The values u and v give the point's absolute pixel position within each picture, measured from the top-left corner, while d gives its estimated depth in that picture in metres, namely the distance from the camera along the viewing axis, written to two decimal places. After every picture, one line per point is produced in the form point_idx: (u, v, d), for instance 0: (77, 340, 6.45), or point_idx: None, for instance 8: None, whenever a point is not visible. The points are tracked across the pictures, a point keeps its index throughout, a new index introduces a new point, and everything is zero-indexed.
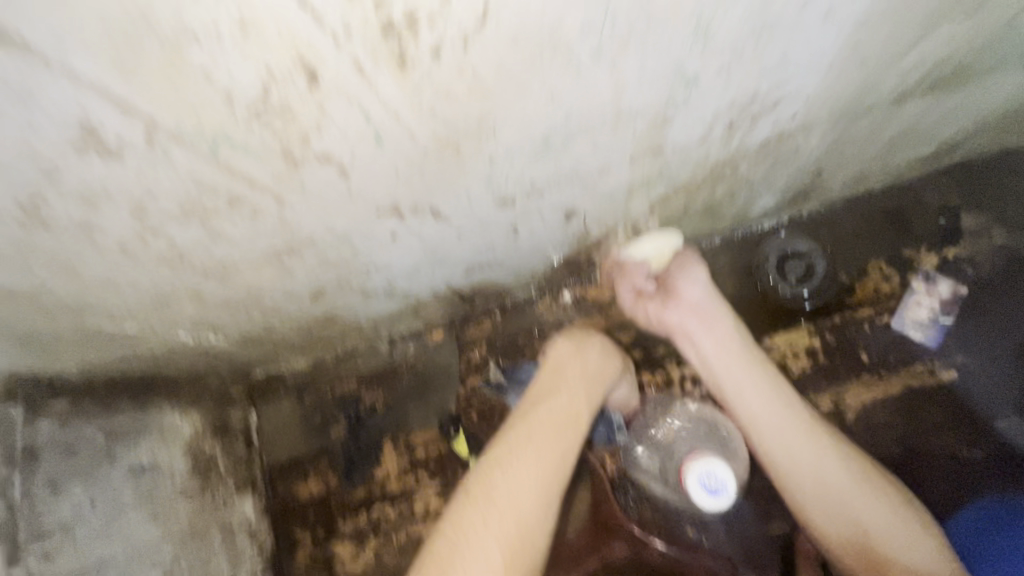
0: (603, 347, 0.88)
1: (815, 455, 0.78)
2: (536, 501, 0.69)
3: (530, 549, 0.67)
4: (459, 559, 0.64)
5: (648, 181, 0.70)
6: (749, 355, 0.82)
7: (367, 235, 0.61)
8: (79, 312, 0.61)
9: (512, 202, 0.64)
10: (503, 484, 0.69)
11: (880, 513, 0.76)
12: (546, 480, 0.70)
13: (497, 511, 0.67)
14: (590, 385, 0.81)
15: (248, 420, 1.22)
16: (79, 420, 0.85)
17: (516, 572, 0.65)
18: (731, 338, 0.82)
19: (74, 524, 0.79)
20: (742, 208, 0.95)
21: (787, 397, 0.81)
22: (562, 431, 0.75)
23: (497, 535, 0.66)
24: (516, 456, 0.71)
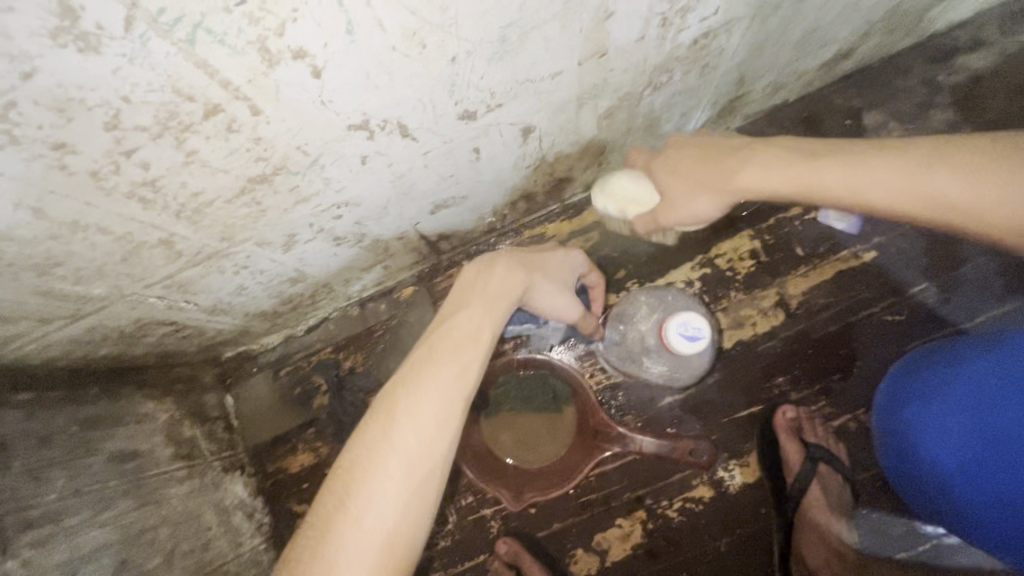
0: (506, 259, 0.81)
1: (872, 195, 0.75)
2: (435, 419, 0.64)
3: (429, 466, 0.63)
4: (357, 478, 0.61)
5: (595, 91, 0.75)
6: (787, 171, 0.81)
7: (338, 158, 0.62)
8: (44, 272, 0.59)
9: (474, 116, 0.67)
10: (402, 415, 0.64)
11: (971, 189, 0.68)
12: (449, 405, 0.66)
13: (393, 430, 0.63)
14: (493, 299, 0.75)
15: (223, 405, 1.20)
16: (47, 411, 0.81)
17: (412, 489, 0.61)
18: (777, 184, 0.81)
19: (61, 513, 0.76)
20: (677, 124, 1.03)
21: (817, 161, 0.78)
22: (461, 348, 0.70)
23: (395, 455, 0.62)
24: (415, 374, 0.67)
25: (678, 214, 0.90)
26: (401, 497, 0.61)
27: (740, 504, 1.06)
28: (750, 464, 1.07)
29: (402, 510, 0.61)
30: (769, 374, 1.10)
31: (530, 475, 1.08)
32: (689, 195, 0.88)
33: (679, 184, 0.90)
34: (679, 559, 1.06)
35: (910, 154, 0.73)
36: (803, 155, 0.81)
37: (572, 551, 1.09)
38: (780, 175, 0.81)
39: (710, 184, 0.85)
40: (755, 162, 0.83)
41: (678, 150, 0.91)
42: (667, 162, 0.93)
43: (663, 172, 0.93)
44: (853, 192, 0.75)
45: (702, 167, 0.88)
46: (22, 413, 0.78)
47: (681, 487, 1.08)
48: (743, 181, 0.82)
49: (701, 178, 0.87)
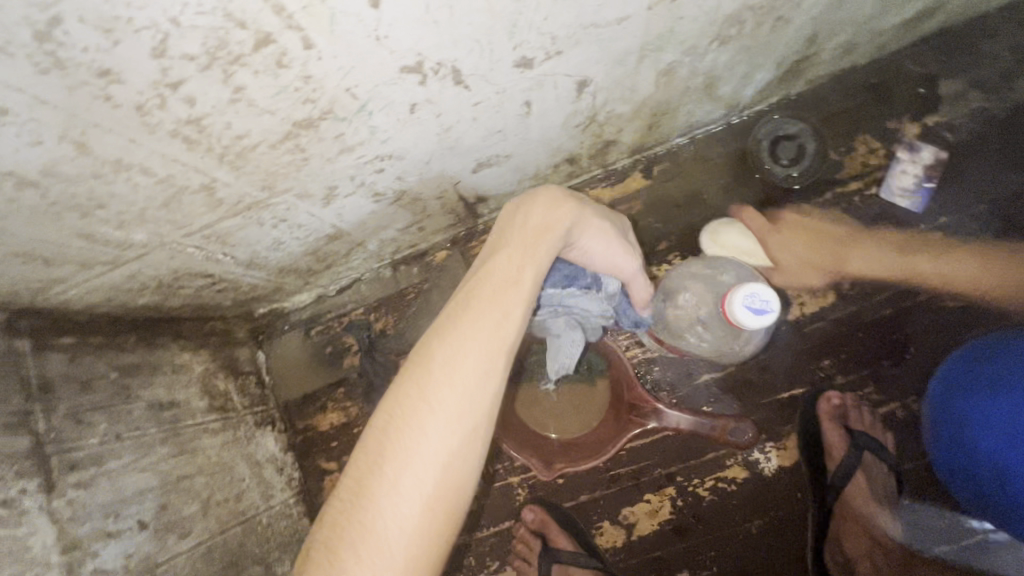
0: (545, 196, 0.70)
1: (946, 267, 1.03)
2: (473, 369, 0.58)
3: (471, 420, 0.57)
4: (392, 434, 0.57)
5: (660, 41, 0.69)
6: (865, 259, 1.06)
7: (387, 104, 0.59)
8: (86, 213, 0.57)
9: (531, 64, 0.63)
10: (437, 372, 0.58)
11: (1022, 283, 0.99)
12: (488, 365, 0.59)
13: (429, 382, 0.58)
14: (534, 242, 0.66)
15: (256, 360, 1.20)
16: (88, 356, 0.82)
17: (452, 444, 0.56)
18: (867, 272, 1.05)
19: (103, 456, 0.77)
20: (737, 85, 0.96)
21: (903, 252, 1.05)
22: (501, 292, 0.62)
23: (432, 409, 0.57)
24: (452, 321, 0.61)
25: (796, 279, 1.07)
26: (441, 453, 0.56)
27: (775, 485, 1.04)
28: (789, 447, 1.04)
29: (442, 466, 0.56)
30: (815, 357, 1.05)
31: (561, 446, 1.06)
32: (822, 272, 1.07)
33: (809, 260, 1.07)
34: (707, 538, 1.05)
35: (934, 252, 1.04)
36: (867, 236, 1.07)
37: (598, 523, 1.09)
38: (873, 265, 1.05)
39: (810, 269, 1.07)
40: (863, 258, 1.06)
41: (796, 229, 1.08)
42: (796, 231, 1.08)
43: (774, 244, 1.06)
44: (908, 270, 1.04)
45: (811, 254, 1.07)
46: (64, 357, 0.78)
47: (713, 467, 1.05)
48: (856, 269, 1.06)
49: (808, 260, 1.07)
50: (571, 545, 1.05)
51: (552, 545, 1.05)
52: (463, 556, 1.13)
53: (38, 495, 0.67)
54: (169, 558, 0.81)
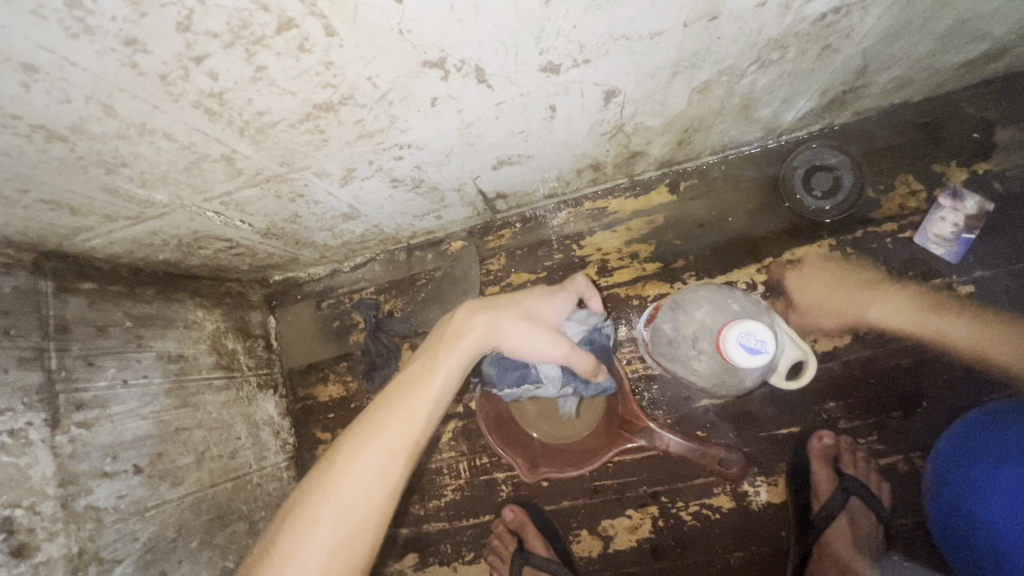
0: (471, 306, 0.79)
1: (945, 323, 1.00)
2: (372, 468, 0.66)
3: (363, 515, 0.64)
4: (292, 522, 0.64)
5: (695, 60, 0.68)
6: (867, 296, 1.03)
7: (408, 96, 0.59)
8: (110, 170, 0.59)
9: (558, 70, 0.62)
10: (340, 467, 0.66)
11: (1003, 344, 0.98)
12: (386, 465, 0.66)
13: (332, 477, 0.66)
14: (449, 349, 0.74)
15: (267, 325, 1.24)
16: (107, 303, 0.86)
17: (342, 536, 0.63)
18: (881, 325, 1.02)
19: (109, 399, 0.81)
20: (776, 110, 0.93)
21: (920, 309, 1.01)
22: (408, 396, 0.70)
23: (330, 503, 0.64)
24: (365, 420, 0.70)
25: (825, 313, 1.04)
26: (330, 545, 0.62)
27: (761, 519, 1.02)
28: (779, 485, 1.02)
29: (329, 558, 0.62)
30: (821, 397, 1.02)
31: (547, 450, 1.06)
32: (848, 317, 1.03)
33: (841, 303, 1.04)
34: (682, 561, 1.05)
35: (927, 296, 1.01)
36: (892, 283, 1.03)
37: (576, 531, 1.09)
38: (886, 321, 1.02)
39: (838, 313, 1.03)
40: (881, 304, 1.02)
41: (823, 263, 1.05)
42: (823, 279, 1.05)
43: (809, 285, 1.05)
44: (917, 323, 1.01)
45: (839, 304, 1.03)
46: (85, 301, 0.82)
47: (699, 493, 1.04)
48: (871, 317, 1.02)
49: (835, 315, 1.03)
50: (544, 551, 1.06)
51: (526, 547, 1.06)
52: (440, 541, 1.15)
53: (42, 430, 0.71)
54: (158, 503, 0.85)
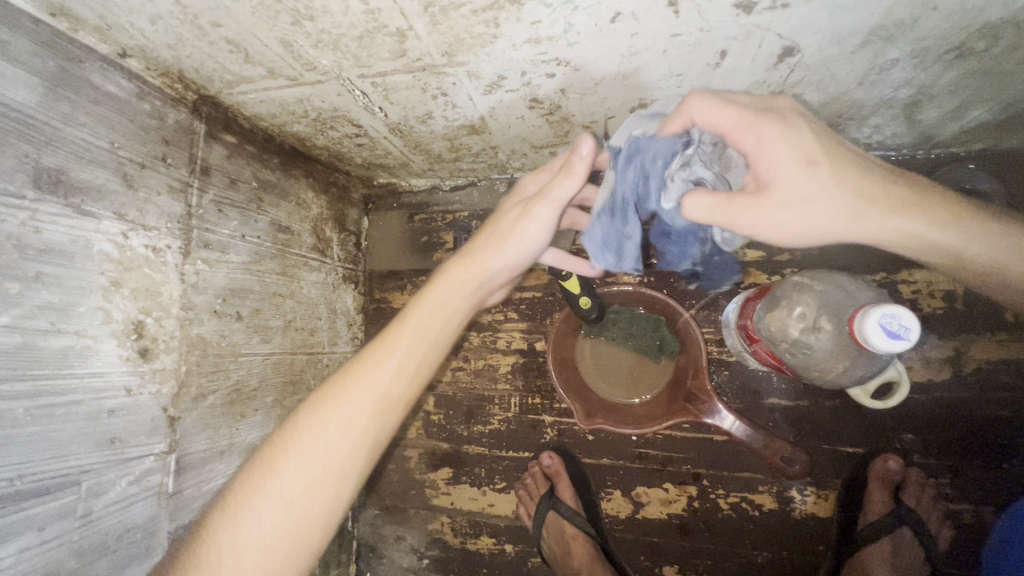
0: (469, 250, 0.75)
1: (933, 232, 0.70)
2: (334, 429, 0.66)
3: (322, 473, 0.64)
4: (250, 493, 0.63)
5: (894, 31, 0.63)
6: (840, 215, 0.67)
7: (594, 4, 0.58)
8: (296, 21, 0.61)
9: (751, 9, 0.59)
10: (303, 434, 0.66)
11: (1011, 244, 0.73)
12: (353, 420, 0.67)
13: (298, 436, 0.66)
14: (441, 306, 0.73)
15: (360, 224, 1.29)
16: (241, 159, 0.91)
17: (298, 493, 0.63)
18: (825, 208, 0.66)
19: (228, 248, 0.87)
20: (946, 114, 0.85)
21: (906, 205, 0.68)
22: (387, 355, 0.70)
23: (287, 467, 0.64)
24: (345, 380, 0.69)
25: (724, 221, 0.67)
26: (288, 501, 0.62)
27: (800, 528, 1.01)
28: (828, 500, 0.99)
29: (290, 513, 0.62)
30: (899, 426, 0.98)
31: (609, 406, 1.07)
32: (794, 203, 0.65)
33: (800, 188, 0.64)
34: (707, 547, 1.05)
35: (981, 227, 0.71)
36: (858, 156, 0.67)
37: (609, 489, 1.11)
38: (853, 186, 0.66)
39: (815, 188, 0.64)
40: (872, 206, 0.67)
41: (774, 155, 0.63)
42: (785, 138, 0.63)
43: (767, 122, 0.63)
44: (897, 229, 0.69)
45: (793, 130, 0.64)
46: (226, 152, 0.87)
47: (742, 486, 1.03)
48: (818, 201, 0.65)
49: (786, 158, 0.63)
50: (571, 501, 1.10)
51: (556, 494, 1.09)
52: (475, 464, 1.20)
53: (175, 255, 0.77)
54: (249, 352, 0.92)
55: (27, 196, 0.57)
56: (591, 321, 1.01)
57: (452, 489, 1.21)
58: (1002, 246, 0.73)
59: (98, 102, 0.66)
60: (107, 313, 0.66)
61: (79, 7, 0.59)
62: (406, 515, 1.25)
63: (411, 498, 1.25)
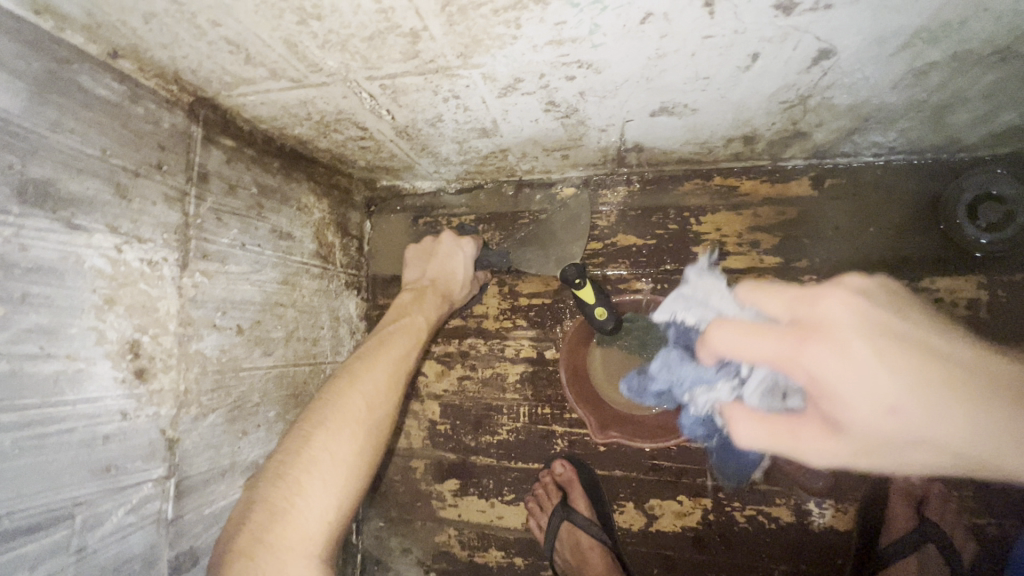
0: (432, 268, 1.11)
1: (982, 443, 0.54)
2: (376, 387, 0.89)
3: (377, 414, 0.87)
4: (321, 439, 0.79)
5: (938, 33, 0.59)
6: (867, 405, 0.56)
7: (625, 5, 0.54)
8: (302, 21, 0.57)
9: (791, 10, 0.55)
10: (348, 393, 0.85)
11: None
12: (391, 378, 0.92)
13: (349, 394, 0.85)
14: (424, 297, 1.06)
15: (362, 227, 1.25)
16: (241, 164, 0.86)
17: (360, 434, 0.83)
18: (937, 448, 0.56)
19: (228, 257, 0.83)
20: (976, 119, 0.82)
21: (958, 403, 0.54)
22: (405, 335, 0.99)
23: (350, 418, 0.83)
24: (376, 353, 0.93)
25: (791, 440, 0.69)
26: (353, 439, 0.81)
27: (819, 541, 0.98)
28: (848, 512, 0.97)
29: (356, 450, 0.81)
30: None
31: (642, 428, 1.01)
32: (895, 441, 0.58)
33: (841, 364, 0.57)
34: (722, 559, 1.03)
35: None
36: (1016, 391, 0.55)
37: (622, 501, 1.08)
38: (1012, 426, 0.53)
39: (857, 372, 0.56)
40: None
41: (823, 329, 0.59)
42: (839, 318, 0.58)
43: (828, 297, 0.60)
44: (964, 461, 0.57)
45: (910, 383, 0.54)
46: (224, 157, 0.83)
47: (759, 498, 1.00)
48: (950, 438, 0.55)
49: (891, 403, 0.55)
50: (586, 512, 1.08)
51: (569, 505, 1.07)
52: (483, 475, 1.17)
53: (173, 268, 0.73)
54: (251, 367, 0.88)
55: (12, 211, 0.53)
56: (607, 331, 0.97)
57: (459, 501, 1.18)
58: None
59: (88, 107, 0.62)
60: (101, 332, 0.62)
61: (65, 5, 0.54)
62: (412, 527, 1.22)
63: (417, 510, 1.22)
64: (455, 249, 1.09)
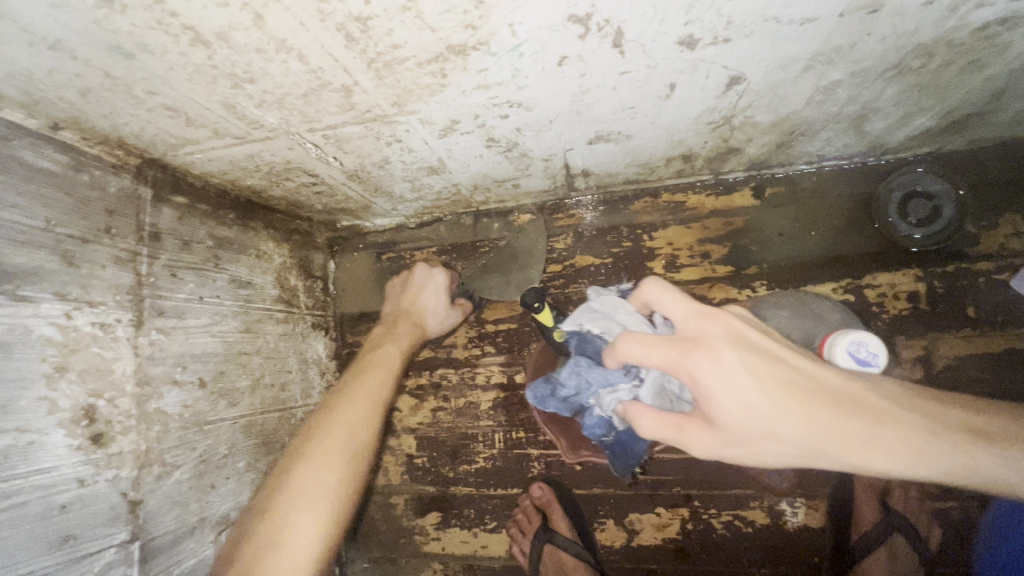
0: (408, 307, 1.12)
1: (815, 432, 0.62)
2: (375, 413, 0.92)
3: (364, 439, 0.88)
4: (319, 463, 0.82)
5: (833, 56, 0.64)
6: (726, 403, 0.61)
7: (541, 51, 0.57)
8: (236, 85, 0.60)
9: (694, 45, 0.59)
10: (341, 419, 0.88)
11: (895, 458, 0.61)
12: (380, 402, 0.95)
13: (342, 421, 0.88)
14: (398, 335, 1.07)
15: (326, 268, 1.26)
16: (194, 219, 0.88)
17: (353, 463, 0.85)
18: (787, 444, 0.62)
19: (185, 312, 0.83)
20: (890, 125, 0.88)
21: (795, 400, 0.61)
22: (379, 371, 0.99)
23: (348, 443, 0.86)
24: (370, 379, 0.97)
25: (677, 442, 0.67)
26: (348, 467, 0.84)
27: (796, 540, 1.00)
28: (819, 509, 0.99)
29: (347, 477, 0.83)
30: None
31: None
32: (751, 440, 0.63)
33: (707, 368, 0.62)
34: (704, 567, 1.04)
35: (879, 443, 0.61)
36: (849, 397, 0.62)
37: (602, 519, 1.09)
38: (840, 428, 0.61)
39: (718, 374, 0.61)
40: (878, 446, 0.61)
41: (698, 338, 0.63)
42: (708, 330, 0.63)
43: (710, 322, 0.64)
44: (808, 451, 0.63)
45: (766, 385, 0.61)
46: (176, 214, 0.84)
47: (733, 503, 1.02)
48: (791, 431, 0.62)
49: (750, 407, 0.61)
50: (568, 532, 1.07)
51: (551, 526, 1.07)
52: (464, 506, 1.17)
53: (127, 329, 0.73)
54: (216, 419, 0.88)
55: None
56: (564, 354, 1.00)
57: (442, 534, 1.18)
58: (900, 459, 0.61)
59: (31, 180, 0.63)
60: (53, 401, 0.62)
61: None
62: (397, 565, 1.21)
63: (401, 547, 1.21)
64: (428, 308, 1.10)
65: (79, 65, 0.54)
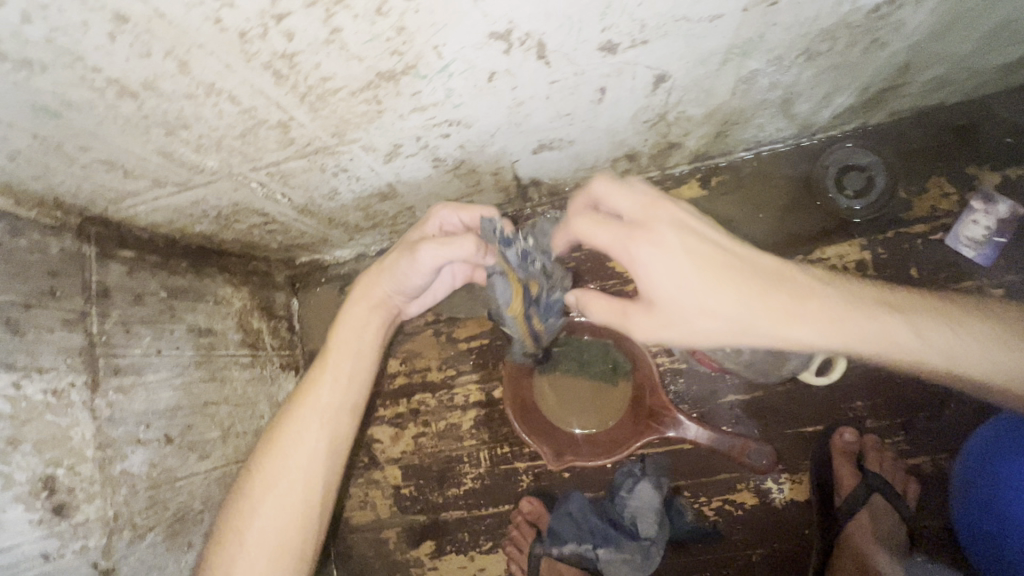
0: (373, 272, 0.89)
1: (745, 309, 0.64)
2: (322, 438, 0.83)
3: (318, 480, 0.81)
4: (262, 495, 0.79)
5: (747, 48, 0.68)
6: (660, 290, 0.64)
7: (469, 69, 0.59)
8: (171, 132, 0.59)
9: (615, 49, 0.62)
10: (290, 446, 0.82)
11: (819, 321, 0.63)
12: (333, 418, 0.85)
13: (297, 446, 0.82)
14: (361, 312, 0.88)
15: (290, 306, 1.24)
16: (144, 272, 0.86)
17: (303, 500, 0.80)
18: (717, 318, 0.64)
19: (143, 367, 0.81)
20: (814, 106, 0.93)
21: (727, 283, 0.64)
22: (345, 382, 0.86)
23: (298, 463, 0.81)
24: (316, 390, 0.86)
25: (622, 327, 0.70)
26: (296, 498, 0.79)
27: (786, 516, 1.02)
28: (803, 482, 1.01)
29: (294, 509, 0.79)
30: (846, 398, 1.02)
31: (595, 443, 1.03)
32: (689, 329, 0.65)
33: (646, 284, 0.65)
34: (702, 557, 1.05)
35: (803, 307, 0.63)
36: (775, 273, 0.65)
37: None
38: (768, 300, 0.63)
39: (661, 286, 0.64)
40: (797, 315, 0.63)
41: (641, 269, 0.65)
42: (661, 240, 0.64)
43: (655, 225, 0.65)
44: (744, 327, 0.64)
45: (696, 265, 0.64)
46: (124, 269, 0.82)
47: (722, 488, 1.04)
48: (724, 307, 0.63)
49: (676, 289, 0.64)
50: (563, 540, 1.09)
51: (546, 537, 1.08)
52: (457, 530, 1.15)
53: (82, 392, 0.71)
54: (187, 475, 0.85)
55: None
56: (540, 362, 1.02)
57: (438, 563, 1.16)
58: (824, 321, 0.63)
59: None
60: (8, 476, 0.60)
61: None
62: None
63: None
64: (419, 247, 0.82)
65: (5, 129, 0.54)
